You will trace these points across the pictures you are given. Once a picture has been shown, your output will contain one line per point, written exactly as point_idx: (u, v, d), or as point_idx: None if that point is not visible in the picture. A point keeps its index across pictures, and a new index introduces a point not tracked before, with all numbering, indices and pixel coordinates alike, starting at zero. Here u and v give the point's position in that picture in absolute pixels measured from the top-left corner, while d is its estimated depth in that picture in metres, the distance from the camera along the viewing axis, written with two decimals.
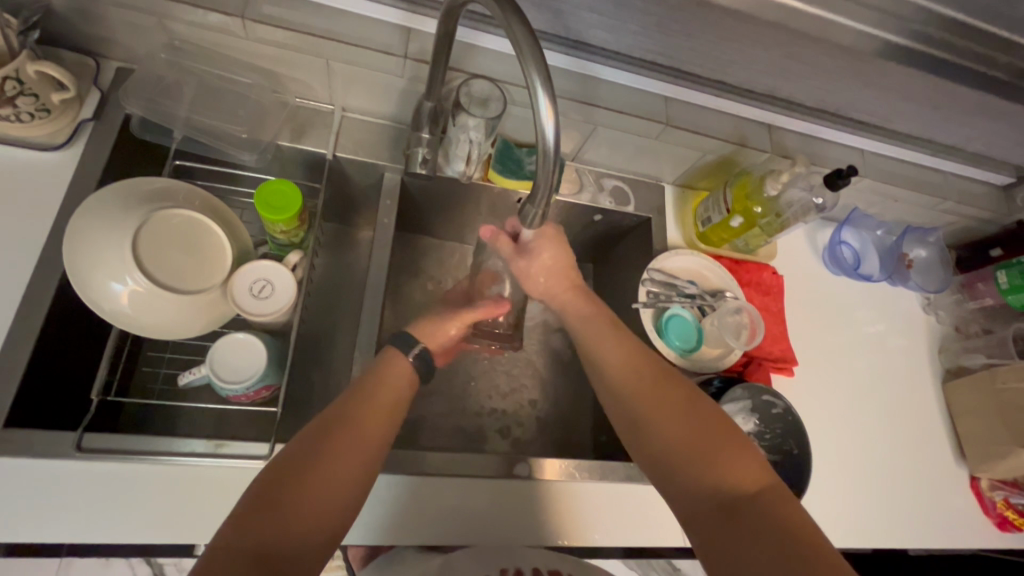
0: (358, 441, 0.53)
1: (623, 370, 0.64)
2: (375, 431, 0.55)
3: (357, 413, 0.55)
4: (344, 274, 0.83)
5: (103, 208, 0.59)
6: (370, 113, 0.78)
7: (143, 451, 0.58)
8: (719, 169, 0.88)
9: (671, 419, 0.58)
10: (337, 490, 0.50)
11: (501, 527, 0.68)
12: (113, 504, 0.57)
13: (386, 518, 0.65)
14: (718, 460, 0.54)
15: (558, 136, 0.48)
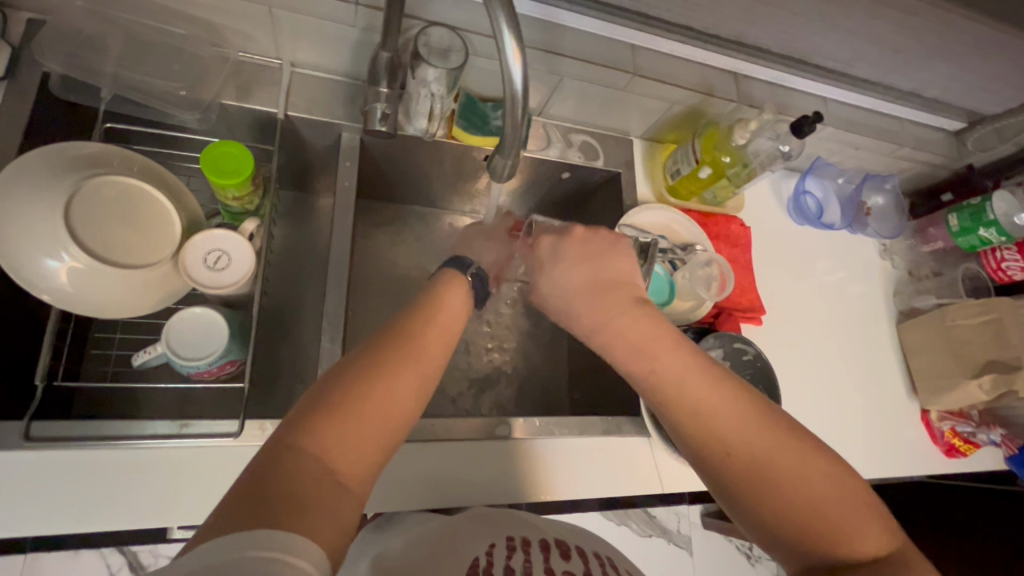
0: (408, 364, 0.47)
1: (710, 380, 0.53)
2: (427, 357, 0.49)
3: (410, 341, 0.49)
4: (307, 243, 0.80)
5: (27, 176, 0.53)
6: (321, 68, 0.73)
7: (102, 436, 0.54)
8: (686, 122, 0.87)
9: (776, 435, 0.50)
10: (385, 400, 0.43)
11: (488, 487, 0.68)
12: (70, 494, 0.54)
13: (366, 489, 0.64)
14: (845, 507, 0.47)
15: (527, 81, 0.45)
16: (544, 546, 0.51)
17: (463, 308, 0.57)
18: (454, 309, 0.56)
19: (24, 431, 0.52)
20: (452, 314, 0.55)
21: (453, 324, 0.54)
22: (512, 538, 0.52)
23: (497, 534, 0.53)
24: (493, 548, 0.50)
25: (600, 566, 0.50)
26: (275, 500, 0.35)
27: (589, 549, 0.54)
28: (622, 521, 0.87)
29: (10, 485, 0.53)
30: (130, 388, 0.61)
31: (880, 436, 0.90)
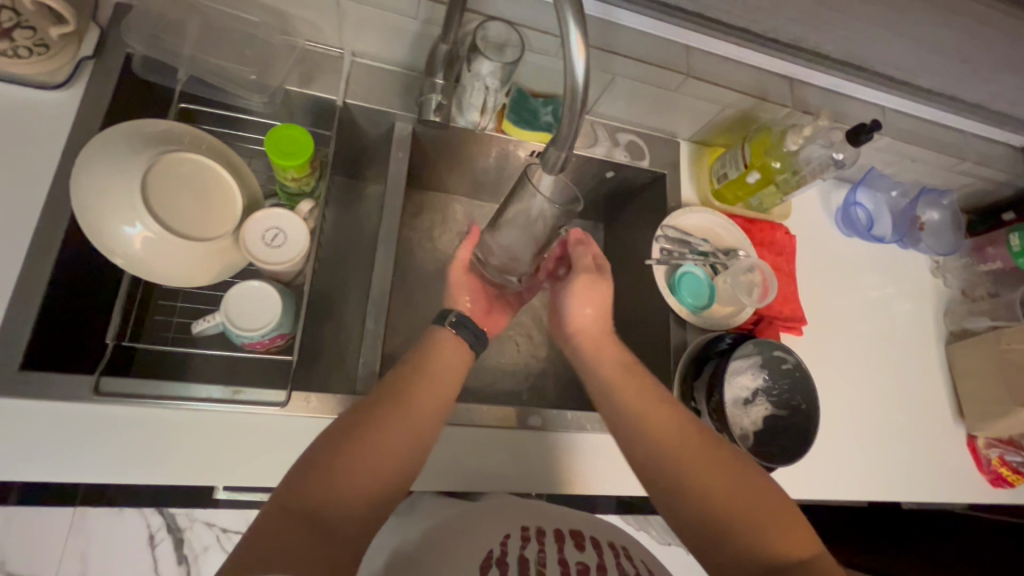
0: (396, 414, 0.54)
1: (657, 429, 0.60)
2: (415, 405, 0.56)
3: (399, 393, 0.56)
4: (354, 228, 0.83)
5: (109, 148, 0.57)
6: (380, 59, 0.75)
7: (161, 395, 0.57)
8: (737, 126, 0.86)
9: (717, 477, 0.56)
10: (373, 448, 0.51)
11: (516, 477, 0.69)
12: (128, 447, 0.57)
13: None
14: (763, 521, 0.54)
15: (589, 77, 0.46)
16: (558, 537, 0.53)
17: (461, 362, 0.63)
18: (452, 358, 0.63)
19: (93, 384, 0.55)
20: (446, 363, 0.62)
21: (448, 374, 0.61)
22: (527, 527, 0.54)
23: (512, 523, 0.54)
24: (507, 539, 0.51)
25: (614, 558, 0.51)
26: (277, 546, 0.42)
27: (604, 539, 0.55)
28: (641, 527, 0.86)
29: (75, 434, 0.56)
30: (182, 352, 0.65)
31: (921, 459, 0.87)
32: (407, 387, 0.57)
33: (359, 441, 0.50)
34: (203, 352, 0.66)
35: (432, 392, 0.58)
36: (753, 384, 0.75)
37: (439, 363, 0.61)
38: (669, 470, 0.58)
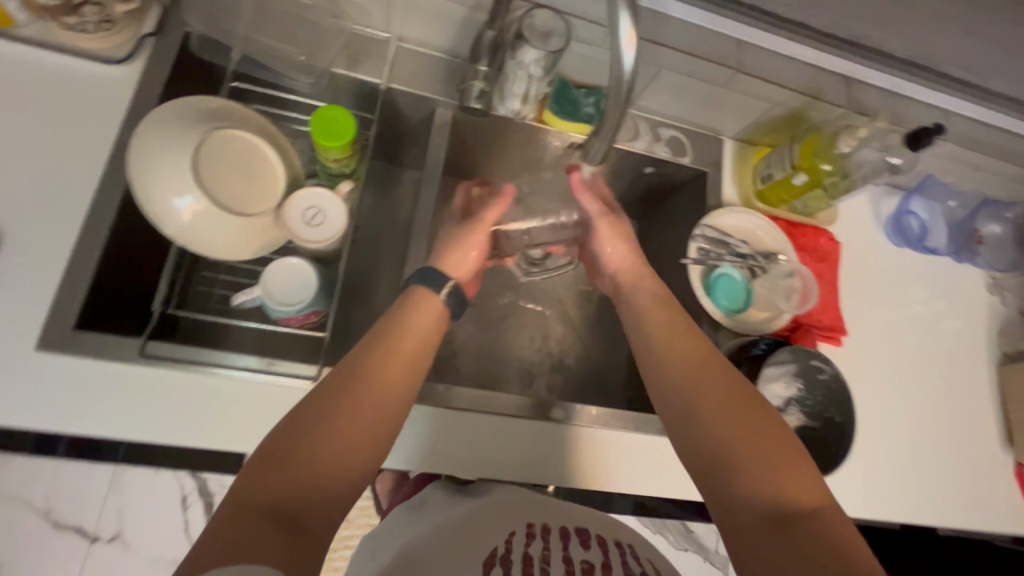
0: (360, 398, 0.53)
1: (676, 359, 0.61)
2: (380, 386, 0.54)
3: (362, 372, 0.54)
4: (390, 212, 0.84)
5: (167, 122, 0.59)
6: (425, 44, 0.76)
7: (203, 361, 0.60)
8: (785, 126, 0.83)
9: (728, 416, 0.55)
10: (336, 434, 0.50)
11: (534, 468, 0.69)
12: (164, 410, 0.59)
13: (419, 451, 0.67)
14: (770, 464, 0.52)
15: (638, 65, 0.45)
16: (563, 535, 0.52)
17: (433, 334, 0.62)
18: (421, 331, 0.61)
19: (142, 345, 0.58)
20: (416, 336, 0.60)
21: (416, 349, 0.59)
22: (532, 526, 0.53)
23: (516, 521, 0.54)
24: (511, 537, 0.51)
25: (619, 555, 0.50)
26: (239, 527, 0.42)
27: (609, 537, 0.54)
28: (657, 530, 0.85)
29: (116, 394, 0.58)
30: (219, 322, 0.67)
31: (962, 485, 0.83)
32: (371, 365, 0.55)
33: (320, 429, 0.49)
34: (240, 324, 0.68)
35: (398, 368, 0.57)
36: (786, 393, 0.71)
37: (408, 335, 0.60)
38: (683, 401, 0.58)
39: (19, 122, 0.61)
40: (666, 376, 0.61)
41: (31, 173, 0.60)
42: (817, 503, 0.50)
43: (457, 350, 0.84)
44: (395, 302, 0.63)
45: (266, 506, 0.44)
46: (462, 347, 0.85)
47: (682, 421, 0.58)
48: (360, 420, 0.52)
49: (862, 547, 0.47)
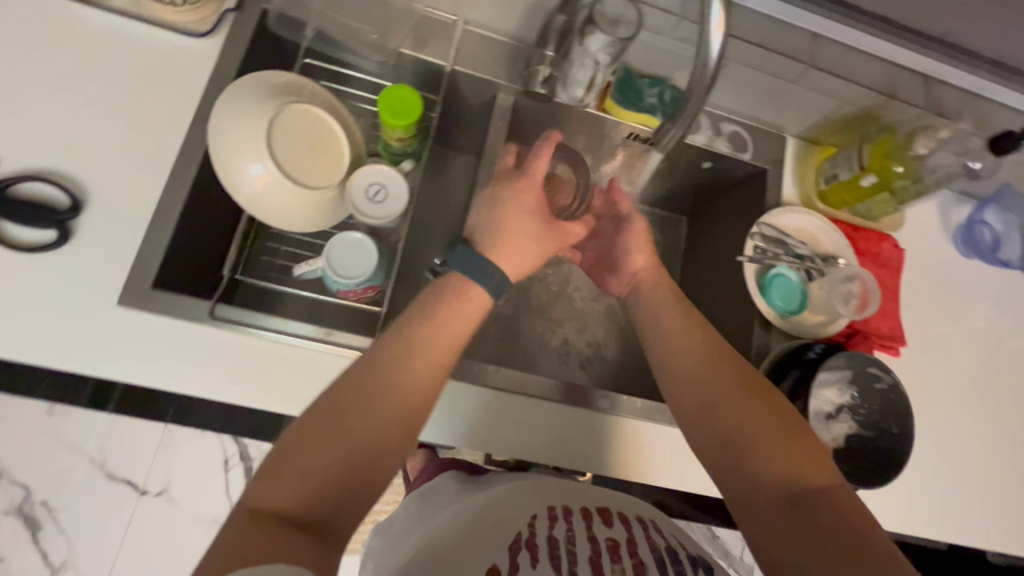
0: (388, 387, 0.51)
1: (684, 350, 0.61)
2: (408, 376, 0.53)
3: (391, 360, 0.53)
4: (443, 195, 0.86)
5: (244, 93, 0.62)
6: (491, 28, 0.76)
7: (266, 326, 0.62)
8: (856, 126, 0.80)
9: (738, 403, 0.55)
10: (362, 424, 0.49)
11: (574, 454, 0.70)
12: (227, 372, 0.61)
13: (463, 430, 0.68)
14: (781, 448, 0.52)
15: (725, 52, 0.45)
16: (585, 513, 0.50)
17: (472, 319, 0.60)
18: (460, 320, 0.58)
19: (211, 308, 0.60)
20: (452, 324, 0.58)
21: (453, 337, 0.57)
22: (553, 508, 0.50)
23: (537, 504, 0.51)
24: (535, 519, 0.48)
25: (643, 533, 0.48)
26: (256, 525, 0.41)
27: (630, 513, 0.51)
28: None
29: (185, 352, 0.60)
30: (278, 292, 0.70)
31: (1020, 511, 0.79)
32: (402, 354, 0.54)
33: (347, 420, 0.49)
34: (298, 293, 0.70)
35: (430, 355, 0.55)
36: (840, 400, 0.69)
37: (445, 322, 0.57)
38: (693, 392, 0.58)
39: (106, 90, 0.64)
40: (676, 366, 0.61)
41: (116, 138, 0.63)
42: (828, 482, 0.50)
43: (502, 335, 0.85)
44: (430, 287, 0.61)
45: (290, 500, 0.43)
46: (506, 333, 0.85)
47: (693, 421, 0.58)
48: (380, 406, 0.51)
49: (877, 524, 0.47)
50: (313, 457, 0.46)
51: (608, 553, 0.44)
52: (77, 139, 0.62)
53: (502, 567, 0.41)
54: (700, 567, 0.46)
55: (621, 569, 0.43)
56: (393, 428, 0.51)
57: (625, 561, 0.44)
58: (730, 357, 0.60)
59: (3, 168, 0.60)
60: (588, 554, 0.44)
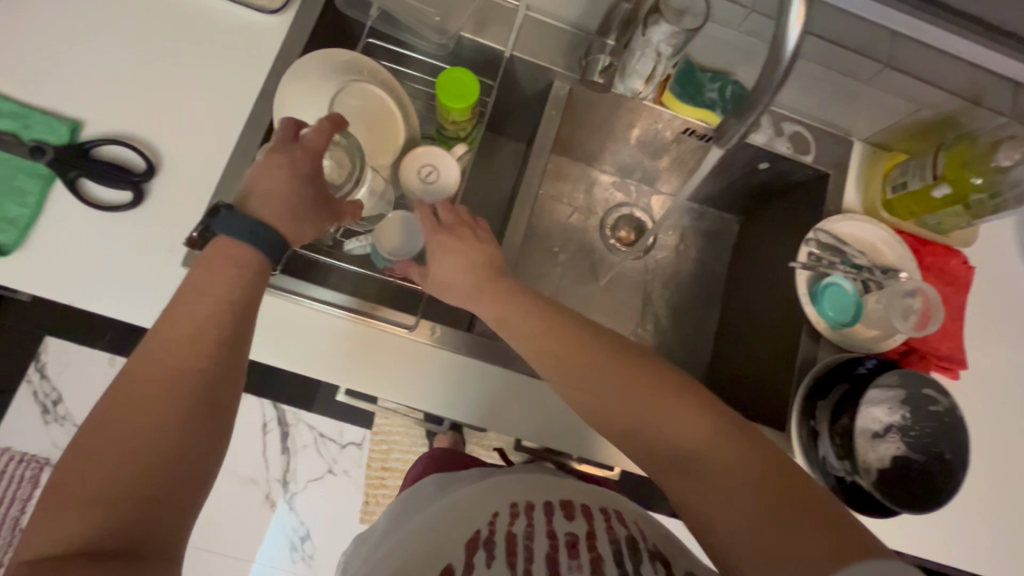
0: (147, 387, 0.43)
1: (574, 368, 0.55)
2: (169, 362, 0.45)
3: (149, 356, 0.45)
4: (491, 181, 0.87)
5: (308, 73, 0.65)
6: (552, 15, 0.75)
7: (306, 295, 0.65)
8: (931, 133, 0.75)
9: (653, 417, 0.50)
10: (126, 436, 0.41)
11: (582, 440, 0.74)
12: (273, 332, 0.67)
13: (481, 409, 0.71)
14: (710, 456, 0.47)
15: (802, 46, 0.42)
16: (548, 508, 0.49)
17: (232, 276, 0.50)
18: (215, 286, 0.49)
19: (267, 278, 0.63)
20: (211, 289, 0.49)
21: (204, 304, 0.48)
22: (516, 502, 0.49)
23: (501, 498, 0.50)
24: (495, 516, 0.47)
25: (605, 523, 0.48)
26: (57, 575, 0.35)
27: (595, 504, 0.51)
28: None
29: None
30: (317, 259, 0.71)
31: None
32: (161, 344, 0.45)
33: (108, 437, 0.41)
34: (341, 265, 0.71)
35: (188, 330, 0.46)
36: (887, 418, 0.65)
37: (194, 296, 0.48)
38: (607, 417, 0.53)
39: (182, 61, 0.68)
40: (573, 391, 0.55)
41: (188, 107, 0.66)
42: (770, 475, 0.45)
43: None
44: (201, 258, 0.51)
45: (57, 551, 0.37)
46: None
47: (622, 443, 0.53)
48: (143, 397, 0.43)
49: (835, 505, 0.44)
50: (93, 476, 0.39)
51: (566, 550, 0.44)
52: (154, 107, 0.65)
53: (456, 568, 0.42)
54: (660, 561, 0.45)
55: (578, 565, 0.43)
56: (147, 425, 0.42)
57: (584, 556, 0.44)
58: (624, 369, 0.53)
59: (88, 131, 0.64)
60: (545, 550, 0.44)
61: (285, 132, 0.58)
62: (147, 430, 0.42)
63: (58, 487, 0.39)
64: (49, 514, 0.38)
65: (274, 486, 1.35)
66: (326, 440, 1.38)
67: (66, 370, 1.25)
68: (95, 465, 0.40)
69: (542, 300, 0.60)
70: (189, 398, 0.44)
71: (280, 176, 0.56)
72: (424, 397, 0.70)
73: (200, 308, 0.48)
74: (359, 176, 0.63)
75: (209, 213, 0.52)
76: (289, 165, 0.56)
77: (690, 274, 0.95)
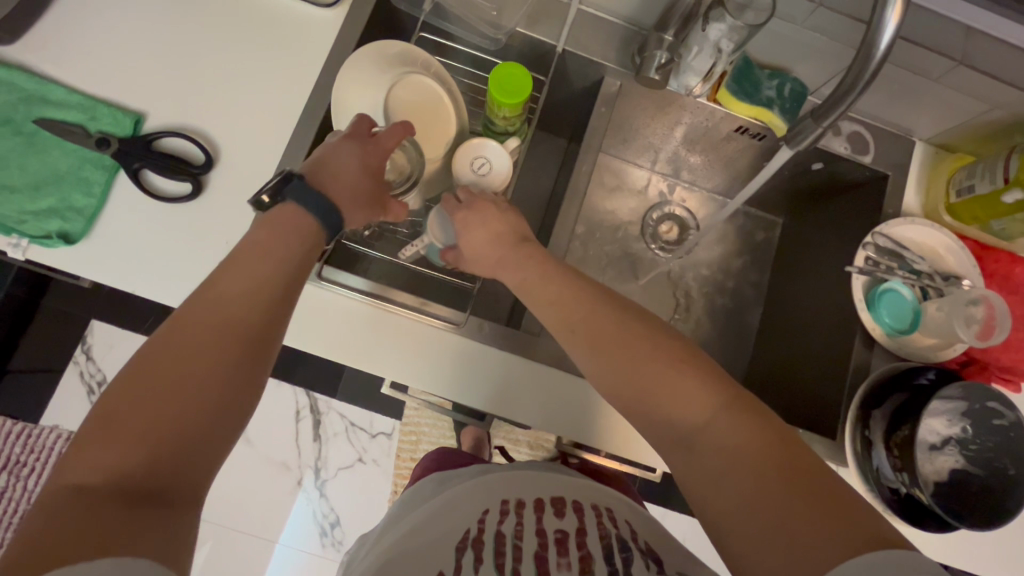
0: (206, 327, 0.43)
1: (600, 341, 0.54)
2: (230, 307, 0.45)
3: (214, 297, 0.45)
4: (535, 176, 0.86)
5: (361, 65, 0.65)
6: (605, 10, 0.74)
7: (327, 277, 0.64)
8: (1001, 135, 0.73)
9: (680, 393, 0.49)
10: (182, 374, 0.40)
11: (624, 442, 0.68)
12: (301, 317, 0.65)
13: (509, 399, 0.67)
14: (733, 439, 0.45)
15: (895, 45, 0.44)
16: (539, 505, 0.49)
17: (292, 238, 0.51)
18: (279, 245, 0.49)
19: (317, 270, 0.64)
20: (272, 246, 0.49)
21: (264, 258, 0.48)
22: (507, 499, 0.49)
23: (492, 497, 0.50)
24: (485, 515, 0.47)
25: (595, 520, 0.47)
26: (104, 506, 0.34)
27: (586, 500, 0.50)
28: None
29: None
30: (364, 252, 0.72)
31: None
32: (222, 288, 0.45)
33: (163, 374, 0.40)
34: (378, 254, 0.72)
35: (245, 280, 0.46)
36: (946, 430, 0.64)
37: (257, 250, 0.48)
38: (633, 392, 0.51)
39: (239, 54, 0.68)
40: (599, 363, 0.54)
41: (245, 100, 0.67)
42: (795, 460, 0.43)
43: None
44: (262, 215, 0.52)
45: (103, 480, 0.35)
46: None
47: (644, 419, 0.51)
48: (197, 336, 0.42)
49: (859, 499, 0.41)
50: (141, 409, 0.38)
51: (555, 546, 0.43)
52: (212, 100, 0.66)
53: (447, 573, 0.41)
54: (651, 559, 0.44)
55: (567, 563, 0.42)
56: (199, 364, 0.41)
57: (573, 554, 0.43)
58: (654, 345, 0.52)
59: (150, 123, 0.65)
60: (534, 548, 0.43)
61: (360, 126, 0.60)
62: (200, 375, 0.41)
63: (105, 413, 0.38)
64: (91, 439, 0.37)
65: (305, 471, 1.37)
66: (356, 429, 1.41)
67: (110, 352, 1.29)
68: (150, 400, 0.39)
69: (585, 291, 0.57)
70: (241, 346, 0.44)
71: (350, 157, 0.57)
72: (450, 390, 0.67)
73: (262, 268, 0.48)
74: (418, 177, 0.65)
75: (279, 183, 0.53)
76: (359, 152, 0.58)
77: (733, 276, 0.93)
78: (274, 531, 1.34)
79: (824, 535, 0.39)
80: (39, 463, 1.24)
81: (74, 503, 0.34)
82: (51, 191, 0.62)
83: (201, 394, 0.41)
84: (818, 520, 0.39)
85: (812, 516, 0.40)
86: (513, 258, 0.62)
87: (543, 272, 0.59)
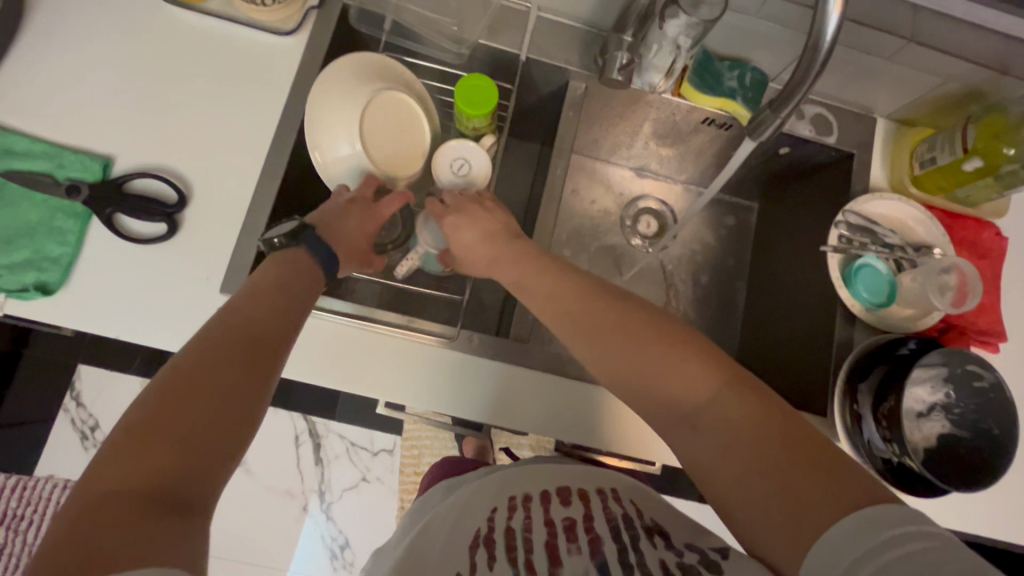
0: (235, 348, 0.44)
1: (596, 330, 0.55)
2: (257, 333, 0.47)
3: (241, 322, 0.47)
4: (511, 183, 0.87)
5: (329, 82, 0.65)
6: (564, 15, 0.75)
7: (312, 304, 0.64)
8: (956, 105, 0.75)
9: (680, 372, 0.49)
10: (215, 389, 0.41)
11: (623, 437, 0.69)
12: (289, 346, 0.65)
13: (505, 407, 0.68)
14: (734, 413, 0.46)
15: (841, 31, 0.45)
16: (545, 497, 0.49)
17: (304, 282, 0.54)
18: (296, 286, 0.53)
19: None
20: (290, 286, 0.53)
21: (285, 292, 0.51)
22: (515, 495, 0.50)
23: (498, 496, 0.50)
24: (495, 513, 0.47)
25: (602, 504, 0.47)
26: (141, 514, 0.33)
27: (592, 486, 0.50)
28: None
29: None
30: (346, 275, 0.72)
31: None
32: (248, 315, 0.48)
33: (196, 386, 0.40)
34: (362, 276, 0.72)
35: (268, 308, 0.49)
36: (929, 398, 0.65)
37: (277, 286, 0.51)
38: (632, 377, 0.52)
39: (204, 89, 0.68)
40: (597, 354, 0.55)
41: (213, 134, 0.67)
42: (795, 429, 0.44)
43: None
44: (269, 261, 0.55)
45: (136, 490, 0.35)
46: None
47: (646, 402, 0.52)
48: (226, 355, 0.43)
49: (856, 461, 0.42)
50: (173, 420, 0.38)
51: (564, 533, 0.44)
52: (182, 138, 0.66)
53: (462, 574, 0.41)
54: (657, 535, 0.44)
55: (577, 547, 0.43)
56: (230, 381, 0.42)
57: (582, 538, 0.43)
58: (651, 329, 0.53)
59: (119, 166, 0.65)
60: (545, 538, 0.44)
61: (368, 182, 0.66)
62: (229, 390, 0.42)
63: (140, 423, 0.37)
64: (122, 446, 0.36)
65: (310, 496, 1.36)
66: (357, 448, 1.40)
67: (102, 395, 1.27)
68: (182, 412, 0.39)
69: (570, 293, 0.58)
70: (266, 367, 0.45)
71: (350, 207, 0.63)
72: (446, 404, 0.67)
73: (281, 299, 0.51)
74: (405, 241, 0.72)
75: (296, 229, 0.58)
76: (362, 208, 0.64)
77: (714, 263, 0.94)
78: (284, 559, 1.33)
79: (831, 496, 0.40)
80: (37, 515, 1.21)
81: (109, 512, 0.33)
82: (24, 243, 0.61)
83: (229, 411, 0.41)
84: (824, 486, 0.40)
85: (818, 479, 0.41)
86: (498, 266, 0.63)
87: (529, 276, 0.60)
